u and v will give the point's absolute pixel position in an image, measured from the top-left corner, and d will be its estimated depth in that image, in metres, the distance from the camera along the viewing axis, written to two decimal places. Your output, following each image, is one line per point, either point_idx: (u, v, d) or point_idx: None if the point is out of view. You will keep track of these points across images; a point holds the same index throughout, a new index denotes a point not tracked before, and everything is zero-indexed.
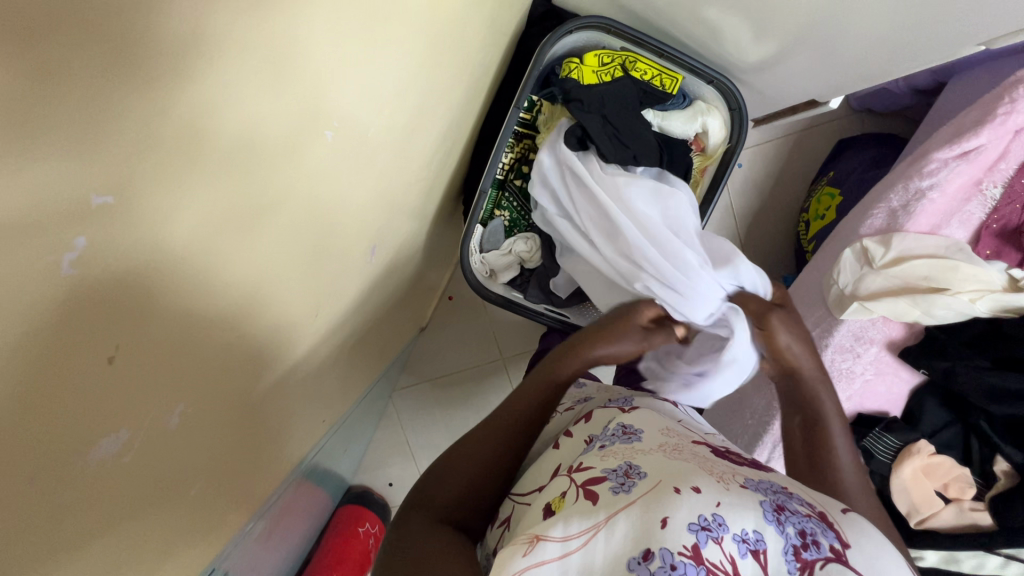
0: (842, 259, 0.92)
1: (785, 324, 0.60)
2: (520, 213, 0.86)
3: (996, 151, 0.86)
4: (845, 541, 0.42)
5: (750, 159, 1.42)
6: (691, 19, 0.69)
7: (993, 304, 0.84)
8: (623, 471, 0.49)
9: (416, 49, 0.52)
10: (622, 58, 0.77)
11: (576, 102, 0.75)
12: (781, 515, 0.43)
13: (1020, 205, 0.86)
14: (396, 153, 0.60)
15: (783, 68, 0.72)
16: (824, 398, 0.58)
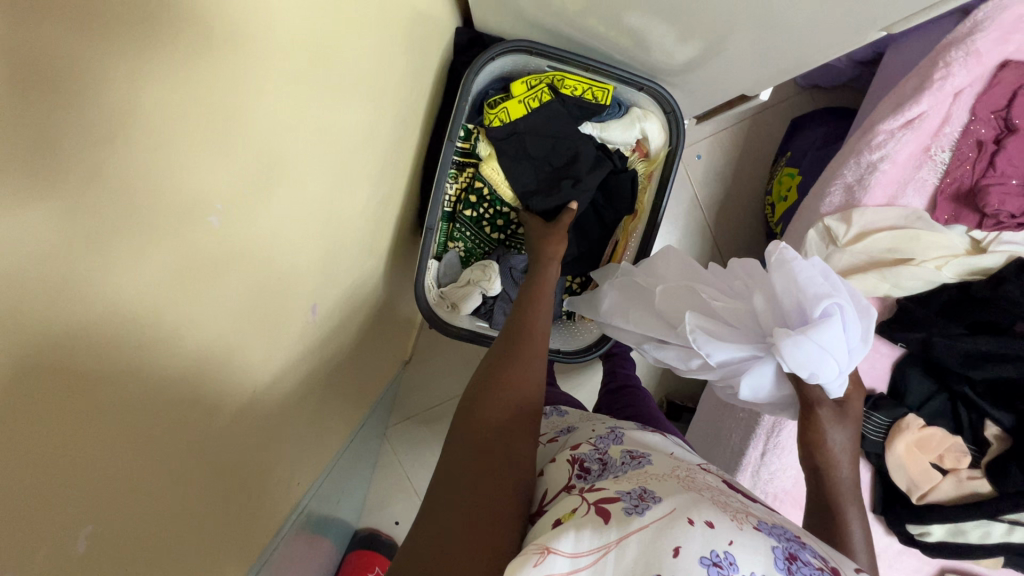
0: (807, 241, 0.91)
1: (831, 422, 0.57)
2: (476, 243, 0.85)
3: (939, 116, 0.85)
4: None
5: (708, 149, 1.42)
6: (612, 31, 0.69)
7: (958, 268, 0.84)
8: (638, 494, 0.47)
9: (332, 101, 0.51)
10: (550, 79, 0.77)
11: (507, 145, 0.77)
12: (793, 563, 0.42)
13: (970, 166, 0.86)
14: (328, 207, 0.58)
15: (711, 65, 0.71)
16: (847, 487, 0.55)
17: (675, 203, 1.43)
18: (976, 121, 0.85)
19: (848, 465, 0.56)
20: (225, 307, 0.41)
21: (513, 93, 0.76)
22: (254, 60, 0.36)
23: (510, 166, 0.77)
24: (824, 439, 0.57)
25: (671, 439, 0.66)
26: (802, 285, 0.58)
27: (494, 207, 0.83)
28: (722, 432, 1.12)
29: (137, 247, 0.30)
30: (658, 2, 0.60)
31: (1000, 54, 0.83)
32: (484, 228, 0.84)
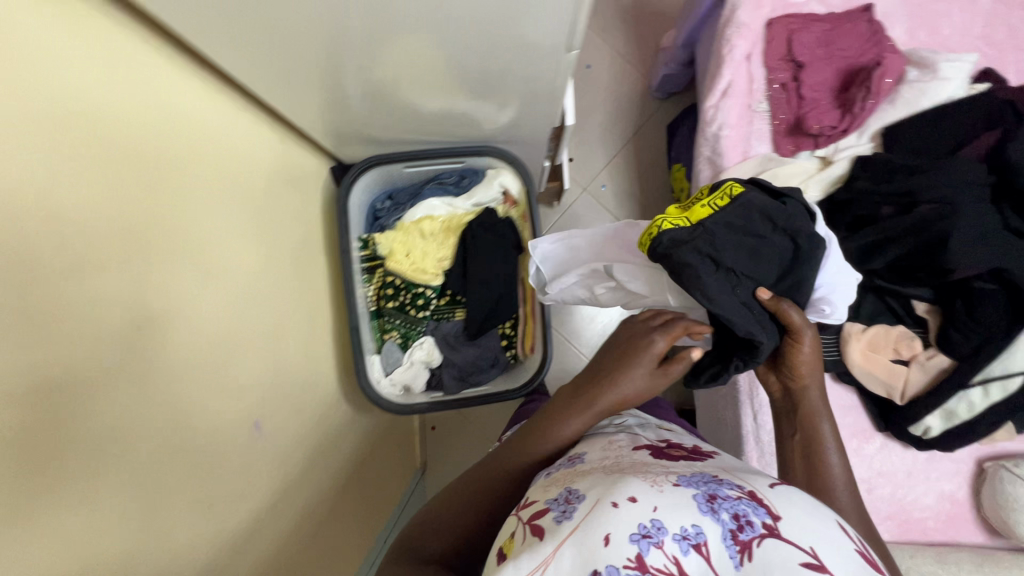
0: None
1: (811, 342, 0.70)
2: (409, 326, 0.92)
3: (744, 78, 0.99)
4: (775, 514, 0.45)
5: (610, 179, 1.59)
6: (426, 125, 0.83)
7: (820, 184, 0.92)
8: (564, 499, 0.51)
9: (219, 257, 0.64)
10: (721, 191, 0.70)
11: (686, 236, 0.65)
12: (714, 503, 0.46)
13: (787, 104, 0.98)
14: (253, 341, 0.69)
15: (519, 120, 0.82)
16: (818, 408, 0.71)
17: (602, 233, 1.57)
18: (773, 70, 0.98)
19: (813, 384, 0.72)
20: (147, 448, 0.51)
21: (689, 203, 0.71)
22: (109, 254, 0.49)
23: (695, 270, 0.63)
24: (799, 362, 0.71)
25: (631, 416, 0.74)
26: (796, 218, 0.70)
27: (410, 292, 0.92)
28: (719, 416, 1.13)
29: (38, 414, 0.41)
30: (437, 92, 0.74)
31: (761, 17, 0.99)
32: (408, 311, 0.93)
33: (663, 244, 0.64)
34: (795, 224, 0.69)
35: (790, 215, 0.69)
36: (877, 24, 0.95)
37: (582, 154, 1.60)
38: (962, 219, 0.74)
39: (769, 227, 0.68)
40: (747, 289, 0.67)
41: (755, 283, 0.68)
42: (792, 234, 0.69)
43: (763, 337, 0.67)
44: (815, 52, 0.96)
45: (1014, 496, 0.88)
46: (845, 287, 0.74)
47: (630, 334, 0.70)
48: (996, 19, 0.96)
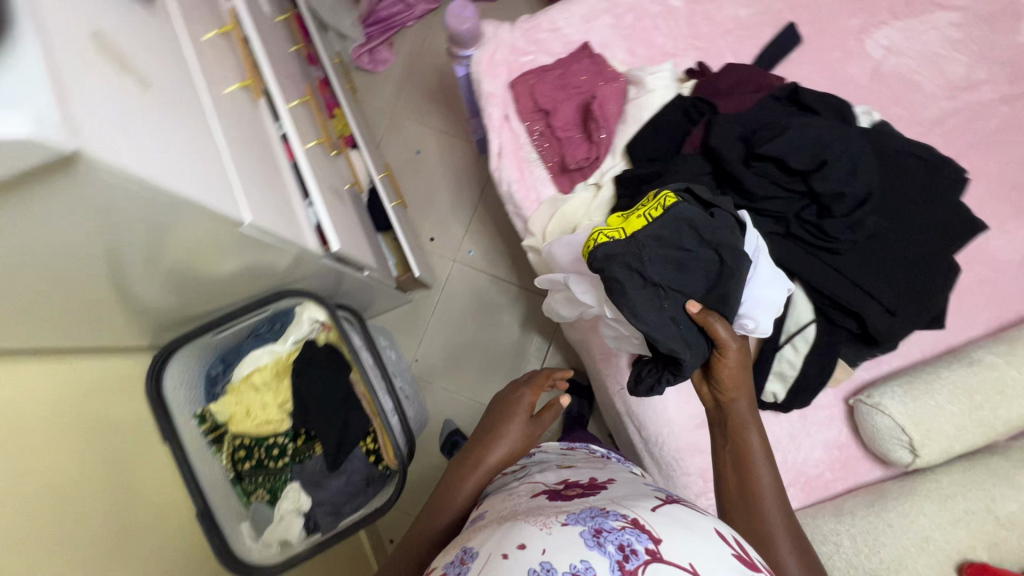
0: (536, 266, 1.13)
1: (738, 357, 0.74)
2: (272, 480, 0.93)
3: (509, 138, 1.07)
4: (655, 539, 0.58)
5: (475, 243, 1.67)
6: (185, 286, 0.80)
7: (600, 211, 0.98)
8: (465, 559, 0.63)
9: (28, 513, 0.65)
10: (657, 201, 0.72)
11: (619, 249, 0.68)
12: (599, 537, 0.58)
13: (550, 146, 1.05)
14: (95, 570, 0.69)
15: (268, 261, 0.81)
16: (748, 421, 0.76)
17: (486, 295, 1.65)
18: (529, 123, 1.06)
19: (745, 399, 0.76)
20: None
21: (624, 217, 0.74)
22: None
23: (622, 284, 0.68)
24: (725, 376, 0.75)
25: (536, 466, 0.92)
26: (727, 233, 0.71)
27: (262, 445, 0.94)
28: (625, 439, 1.15)
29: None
30: (159, 274, 0.71)
31: (502, 82, 1.08)
32: (267, 465, 0.94)
33: (597, 256, 0.69)
34: (726, 239, 0.71)
35: (723, 229, 0.71)
36: (596, 57, 1.04)
37: (443, 231, 1.68)
38: None
39: (696, 241, 0.70)
40: (675, 308, 0.70)
41: (684, 296, 0.71)
42: (726, 249, 0.70)
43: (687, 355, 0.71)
44: (555, 95, 1.04)
45: (880, 426, 0.88)
46: (775, 298, 0.75)
47: (508, 402, 1.10)
48: (695, 16, 1.07)
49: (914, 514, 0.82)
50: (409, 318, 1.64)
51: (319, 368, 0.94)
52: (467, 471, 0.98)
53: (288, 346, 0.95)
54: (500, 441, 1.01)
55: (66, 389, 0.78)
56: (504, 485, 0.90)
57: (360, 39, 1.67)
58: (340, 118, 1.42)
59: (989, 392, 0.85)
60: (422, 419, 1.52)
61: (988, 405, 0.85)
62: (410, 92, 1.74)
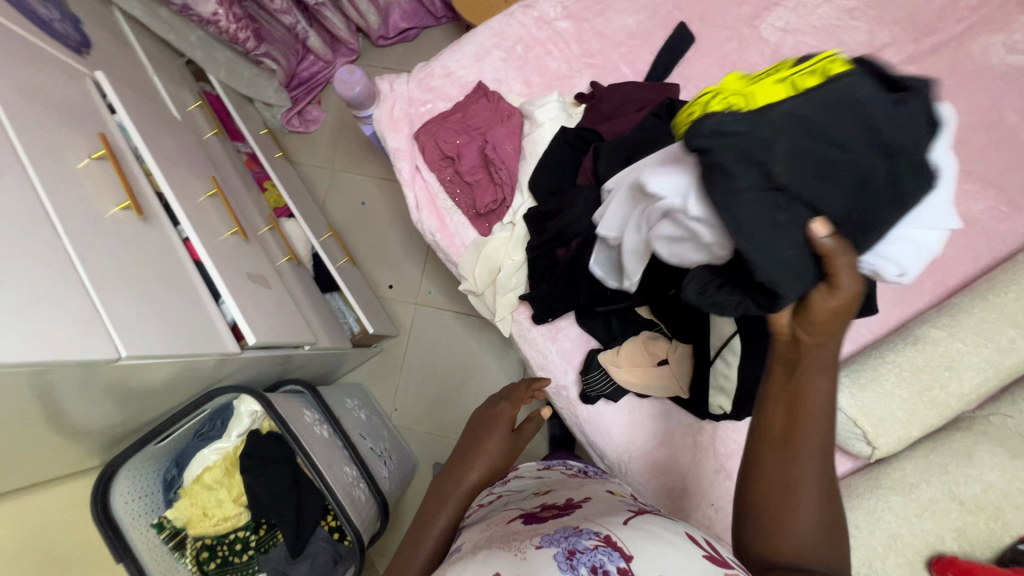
0: (478, 308, 1.11)
1: (853, 282, 0.49)
2: (241, 574, 0.95)
3: (422, 189, 1.07)
4: (627, 556, 0.55)
5: (433, 282, 1.67)
6: (109, 414, 0.81)
7: (519, 248, 0.99)
8: None
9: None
10: (802, 79, 0.54)
11: (738, 121, 0.50)
12: (572, 558, 0.55)
13: (462, 192, 1.04)
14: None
15: (179, 375, 0.82)
16: (830, 358, 0.52)
17: (451, 331, 1.64)
18: (437, 172, 1.05)
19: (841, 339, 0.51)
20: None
21: (748, 100, 0.56)
22: None
23: (728, 168, 0.50)
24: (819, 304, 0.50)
25: (508, 486, 0.83)
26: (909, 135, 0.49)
27: (226, 542, 0.96)
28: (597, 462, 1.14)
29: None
30: (68, 412, 0.73)
31: (406, 136, 1.08)
32: (233, 561, 0.95)
33: (703, 131, 0.51)
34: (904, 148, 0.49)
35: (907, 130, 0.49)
36: (490, 95, 1.02)
37: (400, 276, 1.68)
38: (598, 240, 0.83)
39: (859, 135, 0.49)
40: (791, 221, 0.49)
41: (814, 212, 0.49)
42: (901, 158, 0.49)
43: (789, 286, 0.49)
44: (457, 141, 1.02)
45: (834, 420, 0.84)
46: (926, 246, 0.54)
47: (487, 412, 0.98)
48: (584, 33, 1.06)
49: (879, 510, 0.78)
50: (382, 368, 1.64)
51: (266, 461, 0.93)
52: (445, 495, 0.84)
53: (234, 440, 0.96)
54: (481, 458, 0.89)
55: (16, 526, 0.77)
56: (485, 513, 0.76)
57: (286, 105, 1.65)
58: (272, 190, 1.46)
59: (935, 370, 0.82)
60: (410, 467, 1.51)
61: (937, 384, 0.82)
62: (345, 145, 1.75)
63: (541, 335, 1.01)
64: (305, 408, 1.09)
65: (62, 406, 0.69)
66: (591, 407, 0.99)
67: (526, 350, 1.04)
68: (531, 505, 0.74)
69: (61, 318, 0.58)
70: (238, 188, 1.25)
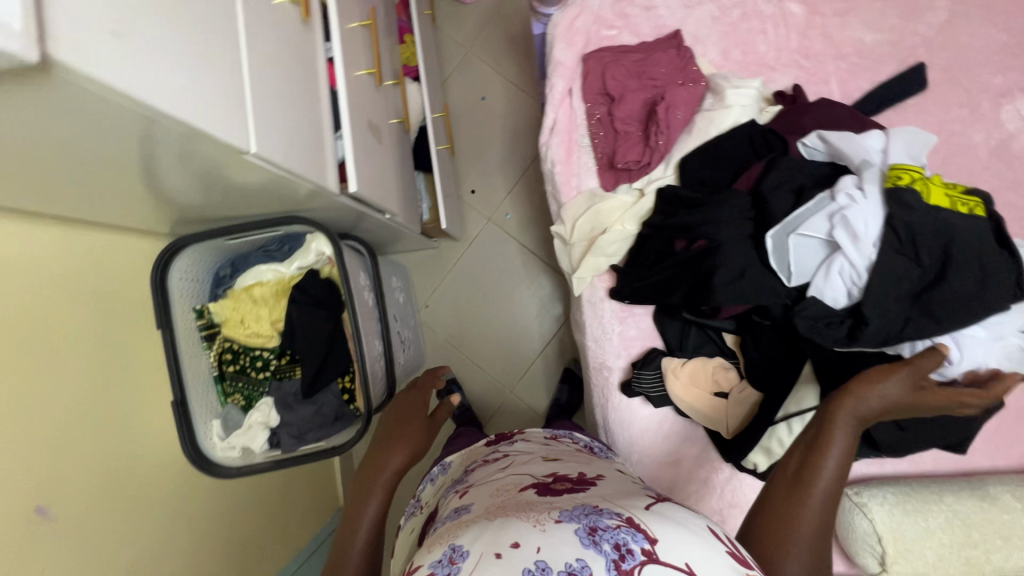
0: (558, 251, 1.06)
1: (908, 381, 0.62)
2: (251, 388, 0.98)
3: (566, 115, 1.00)
4: (650, 539, 0.57)
5: (513, 206, 1.62)
6: (196, 194, 0.80)
7: (635, 219, 0.93)
8: (449, 558, 0.61)
9: (24, 364, 0.68)
10: (968, 204, 0.68)
11: (918, 207, 0.65)
12: (595, 536, 0.57)
13: (604, 138, 0.97)
14: (68, 434, 0.72)
15: (273, 189, 0.80)
16: (851, 423, 0.61)
17: (509, 260, 1.61)
18: (590, 105, 0.98)
19: (879, 395, 0.61)
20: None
21: (937, 189, 0.68)
22: None
23: (886, 242, 0.66)
24: (878, 377, 0.62)
25: (514, 450, 0.90)
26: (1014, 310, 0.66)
27: (249, 355, 0.98)
28: None
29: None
30: (162, 178, 0.70)
31: (575, 53, 0.99)
32: (249, 374, 0.98)
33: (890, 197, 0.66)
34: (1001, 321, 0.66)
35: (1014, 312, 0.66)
36: (683, 51, 0.92)
37: (485, 185, 1.63)
38: (722, 257, 0.75)
39: (974, 259, 0.63)
40: (902, 284, 0.65)
41: (913, 287, 0.65)
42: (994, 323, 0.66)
43: (871, 325, 0.65)
44: (627, 82, 0.94)
45: (856, 527, 0.81)
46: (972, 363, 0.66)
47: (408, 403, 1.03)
48: (811, 30, 0.94)
49: None
50: (430, 264, 1.63)
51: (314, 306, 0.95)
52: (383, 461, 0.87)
53: (294, 271, 0.97)
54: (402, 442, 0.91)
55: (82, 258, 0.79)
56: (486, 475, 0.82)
57: None
58: (409, 45, 1.38)
59: (990, 534, 0.78)
60: (417, 363, 1.54)
61: (982, 545, 0.78)
62: (491, 33, 1.64)
63: (613, 312, 0.97)
64: (362, 269, 1.09)
65: (160, 172, 0.67)
66: (628, 400, 0.97)
67: (585, 316, 1.00)
68: (538, 472, 0.79)
69: (212, 83, 0.55)
70: (383, 29, 1.18)
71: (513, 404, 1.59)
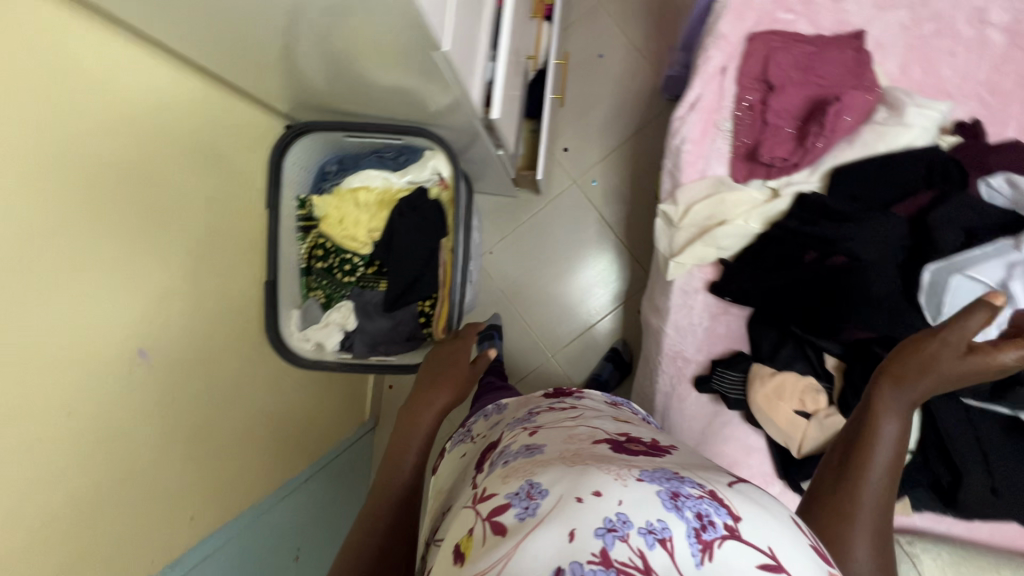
0: (657, 228, 1.00)
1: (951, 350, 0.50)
2: (334, 288, 0.99)
3: (713, 93, 0.94)
4: (737, 514, 0.43)
5: (602, 174, 1.57)
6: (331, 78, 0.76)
7: (761, 218, 0.90)
8: (525, 492, 0.47)
9: (151, 200, 0.67)
10: None
11: None
12: (677, 499, 0.43)
13: (750, 128, 0.92)
14: (173, 281, 0.71)
15: (431, 104, 0.80)
16: (886, 411, 0.52)
17: (584, 227, 1.58)
18: (742, 90, 0.93)
19: (929, 373, 0.50)
20: (40, 383, 0.53)
21: None
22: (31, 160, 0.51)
23: None
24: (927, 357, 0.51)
25: (584, 404, 0.89)
26: None
27: (339, 256, 0.98)
28: None
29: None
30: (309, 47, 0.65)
31: (742, 30, 0.93)
32: (336, 274, 0.98)
33: None
34: None
35: None
36: (863, 55, 0.87)
37: (579, 145, 1.58)
38: (865, 278, 0.77)
39: None
40: None
41: None
42: None
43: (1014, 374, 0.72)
44: (791, 76, 0.89)
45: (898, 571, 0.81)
46: None
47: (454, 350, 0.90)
48: (1003, 64, 0.87)
49: None
50: (504, 212, 1.61)
51: (417, 223, 0.93)
52: (431, 394, 0.80)
53: (404, 184, 0.95)
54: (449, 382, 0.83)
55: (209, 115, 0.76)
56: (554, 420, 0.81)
57: None
58: None
59: None
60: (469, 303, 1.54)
61: None
62: None
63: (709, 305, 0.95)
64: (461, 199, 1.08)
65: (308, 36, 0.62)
66: (699, 395, 0.95)
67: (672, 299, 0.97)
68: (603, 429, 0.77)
69: None
70: None
71: (552, 368, 1.59)
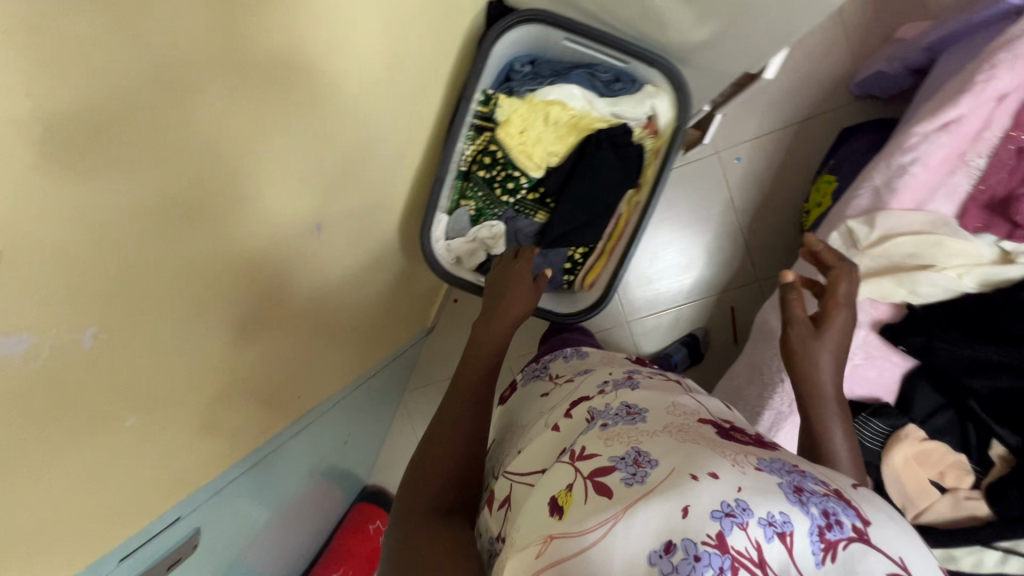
0: (829, 244, 0.88)
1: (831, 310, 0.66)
2: (488, 204, 0.90)
3: (980, 118, 0.79)
4: (866, 518, 0.37)
5: (749, 153, 1.42)
6: None
7: (978, 279, 0.83)
8: (633, 459, 0.43)
9: (360, 51, 0.56)
10: None
11: None
12: (801, 494, 0.38)
13: (1009, 173, 0.80)
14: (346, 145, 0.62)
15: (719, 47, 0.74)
16: (828, 400, 0.62)
17: (709, 203, 1.45)
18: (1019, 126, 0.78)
19: (818, 348, 0.64)
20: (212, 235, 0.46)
21: None
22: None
23: None
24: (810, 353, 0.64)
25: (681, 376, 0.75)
26: None
27: (507, 171, 0.87)
28: None
29: (208, 189, 0.44)
30: None
31: None
32: (495, 190, 0.89)
33: None
34: None
35: None
36: None
37: (738, 114, 1.41)
38: None
39: None
40: None
41: None
42: None
43: None
44: None
45: None
46: None
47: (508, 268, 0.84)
48: None
49: None
50: None
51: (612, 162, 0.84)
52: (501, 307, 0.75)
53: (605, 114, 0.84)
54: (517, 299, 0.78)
55: None
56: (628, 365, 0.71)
57: None
58: None
59: None
60: None
61: None
62: None
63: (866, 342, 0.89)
64: None
65: None
66: None
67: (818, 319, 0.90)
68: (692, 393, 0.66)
69: None
70: None
71: (622, 332, 1.51)
